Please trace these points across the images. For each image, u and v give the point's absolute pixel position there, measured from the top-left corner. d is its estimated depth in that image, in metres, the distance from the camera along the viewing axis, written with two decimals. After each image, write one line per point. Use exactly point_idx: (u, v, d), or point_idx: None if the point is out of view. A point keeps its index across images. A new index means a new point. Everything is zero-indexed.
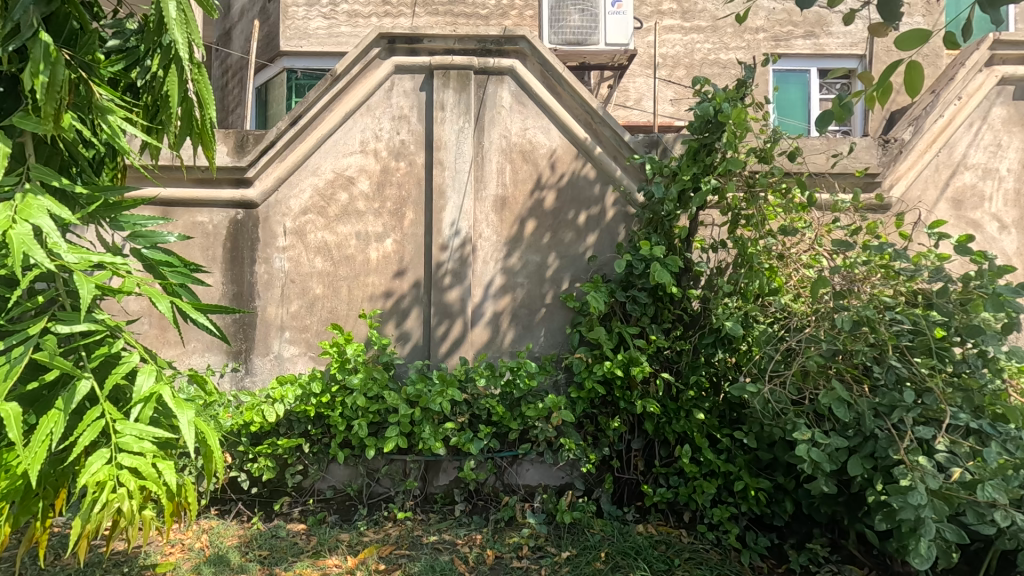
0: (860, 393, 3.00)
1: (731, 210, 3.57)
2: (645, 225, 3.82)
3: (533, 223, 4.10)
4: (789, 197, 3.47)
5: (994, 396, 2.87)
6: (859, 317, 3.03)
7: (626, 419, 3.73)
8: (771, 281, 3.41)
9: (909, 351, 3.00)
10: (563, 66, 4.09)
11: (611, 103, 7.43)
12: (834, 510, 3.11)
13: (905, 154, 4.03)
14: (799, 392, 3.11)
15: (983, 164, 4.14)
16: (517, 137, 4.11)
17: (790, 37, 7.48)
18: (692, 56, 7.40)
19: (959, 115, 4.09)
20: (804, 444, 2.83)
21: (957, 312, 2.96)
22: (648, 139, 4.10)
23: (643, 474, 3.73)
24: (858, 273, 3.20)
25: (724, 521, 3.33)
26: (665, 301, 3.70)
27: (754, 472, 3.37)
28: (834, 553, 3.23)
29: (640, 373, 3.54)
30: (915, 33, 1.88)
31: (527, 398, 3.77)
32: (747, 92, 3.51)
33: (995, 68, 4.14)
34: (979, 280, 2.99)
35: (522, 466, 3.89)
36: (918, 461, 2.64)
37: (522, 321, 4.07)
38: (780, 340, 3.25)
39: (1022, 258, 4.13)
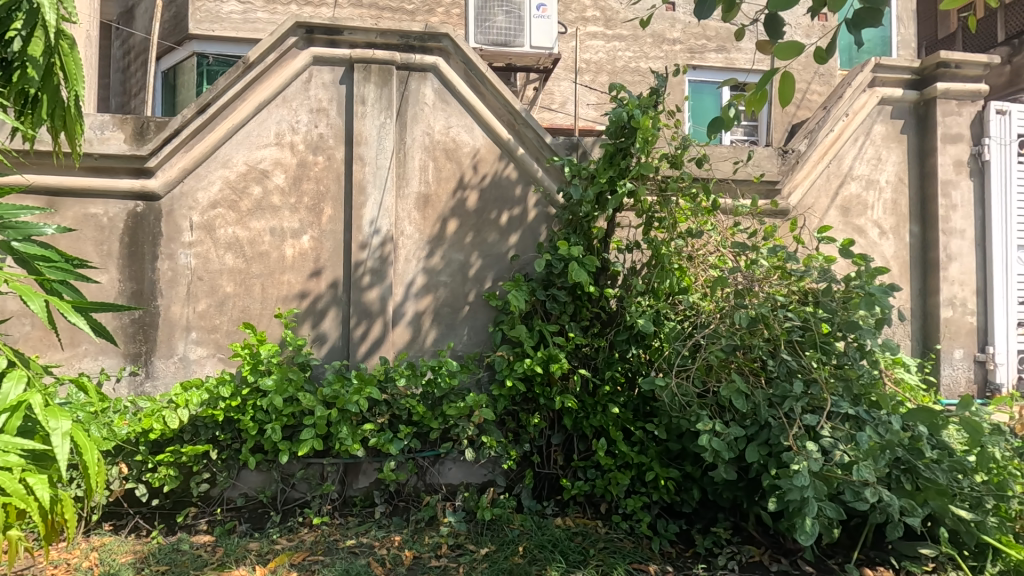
0: (757, 384, 3.23)
1: (645, 213, 3.74)
2: (565, 226, 3.92)
3: (456, 222, 4.10)
4: (696, 201, 3.67)
5: (870, 385, 3.17)
6: (755, 314, 3.26)
7: (546, 415, 3.81)
8: (681, 280, 3.62)
9: (799, 346, 3.26)
10: (486, 65, 4.11)
11: (537, 105, 7.54)
12: (736, 495, 3.32)
13: (800, 164, 4.39)
14: (703, 385, 3.31)
15: (867, 175, 4.57)
16: (440, 135, 4.10)
17: (703, 51, 7.89)
18: (614, 62, 7.66)
19: (847, 130, 4.49)
20: (706, 434, 3.03)
21: (839, 309, 3.22)
22: (569, 142, 4.22)
23: (562, 468, 3.83)
24: (758, 273, 3.43)
25: (636, 511, 3.47)
26: (583, 300, 3.81)
27: (664, 462, 3.52)
28: (736, 535, 3.45)
29: (558, 370, 3.63)
30: (791, 47, 2.20)
31: (449, 396, 3.76)
32: (660, 100, 3.68)
33: (877, 89, 4.58)
34: (858, 280, 3.27)
35: (445, 465, 3.89)
36: (804, 447, 2.87)
37: (444, 319, 4.07)
38: (688, 336, 3.45)
39: (899, 262, 4.59)
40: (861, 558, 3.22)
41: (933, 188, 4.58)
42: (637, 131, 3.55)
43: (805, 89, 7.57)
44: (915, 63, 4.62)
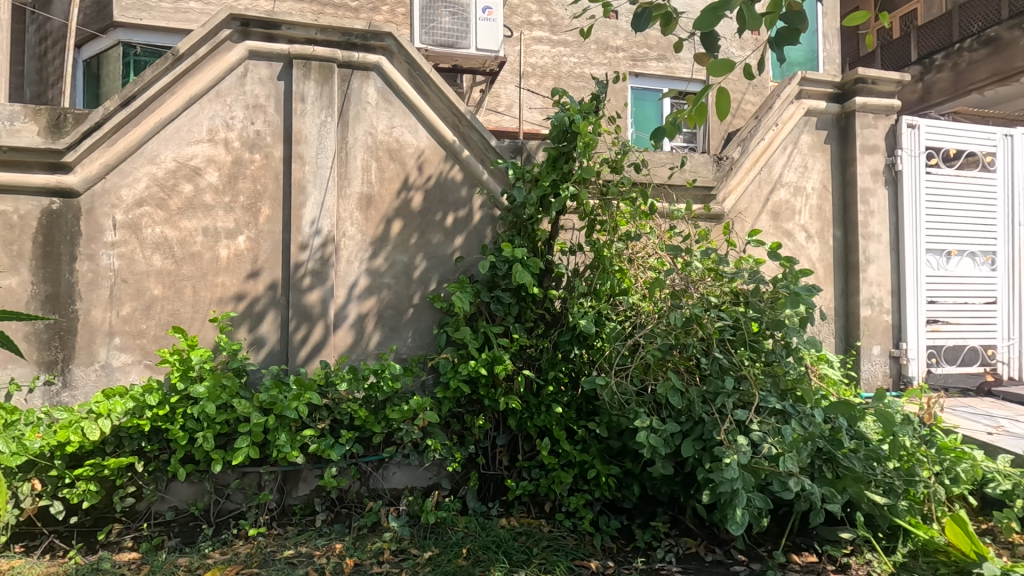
0: (691, 382, 3.36)
1: (588, 216, 3.82)
2: (509, 228, 3.96)
3: (400, 223, 4.05)
4: (635, 205, 3.80)
5: (795, 380, 3.36)
6: (690, 314, 3.39)
7: (491, 416, 3.83)
8: (621, 282, 3.75)
9: (731, 344, 3.40)
10: (430, 66, 4.09)
11: (483, 107, 7.57)
12: (673, 489, 3.43)
13: (734, 171, 4.62)
14: (642, 383, 3.41)
15: (794, 182, 4.84)
16: (384, 135, 4.04)
17: (645, 59, 8.09)
18: (559, 68, 7.79)
19: (776, 138, 4.74)
20: (643, 431, 3.11)
21: (767, 308, 3.38)
22: (513, 145, 4.25)
23: (507, 469, 3.86)
24: (693, 274, 3.56)
25: (579, 508, 3.53)
26: (527, 301, 3.84)
27: (605, 459, 3.60)
28: (674, 528, 3.57)
29: (503, 371, 3.64)
30: (722, 65, 2.29)
31: (393, 400, 3.70)
32: (601, 105, 3.77)
33: (804, 101, 4.87)
34: (784, 281, 3.38)
35: (389, 470, 3.86)
36: (734, 441, 2.99)
37: (388, 321, 4.01)
38: (628, 336, 3.54)
39: (823, 263, 4.88)
40: (788, 545, 3.41)
41: (854, 195, 4.90)
42: (578, 135, 3.63)
43: (740, 99, 7.92)
44: (836, 78, 4.94)
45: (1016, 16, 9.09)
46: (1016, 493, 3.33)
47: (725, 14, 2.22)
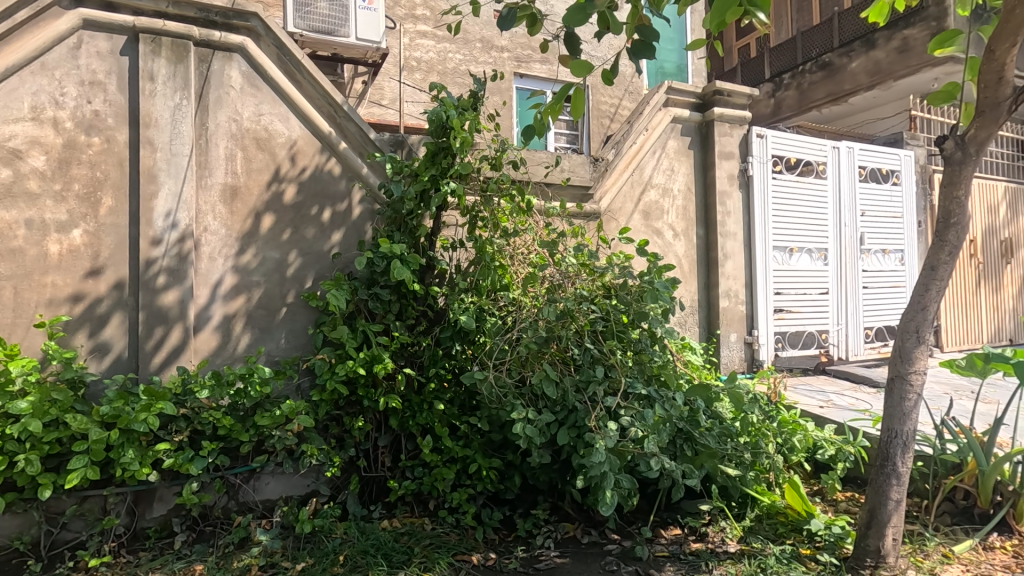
0: (566, 373, 3.48)
1: (469, 212, 3.85)
2: (389, 224, 3.86)
3: (271, 218, 3.80)
4: (514, 202, 3.86)
5: (660, 368, 3.60)
6: (563, 308, 3.52)
7: (372, 417, 3.72)
8: (502, 277, 3.80)
9: (602, 335, 3.57)
10: (302, 52, 3.88)
11: (366, 99, 7.47)
12: (551, 477, 3.55)
13: (609, 172, 4.87)
14: (519, 376, 3.48)
15: (663, 184, 5.22)
16: (250, 122, 3.77)
17: (529, 60, 8.25)
18: (444, 64, 7.76)
19: (646, 143, 5.10)
20: (519, 422, 3.19)
21: (633, 301, 3.60)
22: (393, 139, 4.16)
23: (390, 470, 3.78)
24: (568, 270, 3.72)
25: (462, 503, 3.53)
26: (408, 298, 3.78)
27: (487, 453, 3.64)
28: (554, 514, 3.71)
29: (382, 371, 3.53)
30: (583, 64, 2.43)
31: (263, 405, 3.47)
32: (479, 103, 3.80)
33: (670, 109, 5.28)
34: (648, 275, 3.64)
35: (261, 481, 3.63)
36: (603, 427, 3.14)
37: (258, 322, 3.75)
38: (507, 331, 3.60)
39: (688, 259, 5.31)
40: (656, 520, 3.66)
41: (713, 197, 5.38)
42: (455, 131, 3.58)
43: (616, 104, 8.43)
44: (698, 89, 5.41)
45: (845, 46, 10.51)
46: (839, 457, 3.84)
47: (590, 15, 2.32)
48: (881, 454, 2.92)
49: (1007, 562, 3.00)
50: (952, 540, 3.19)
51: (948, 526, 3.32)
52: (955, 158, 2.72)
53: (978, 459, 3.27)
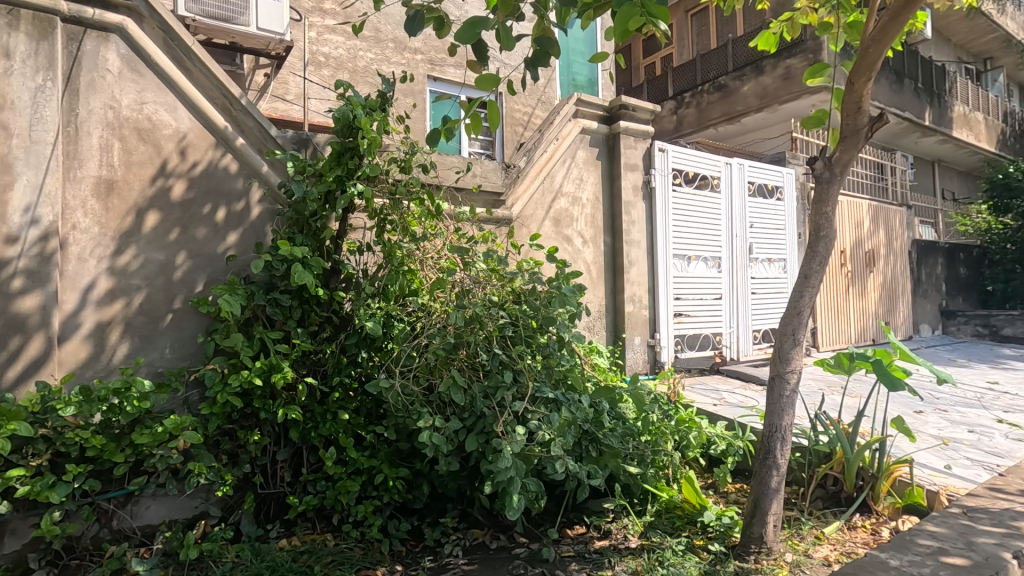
0: (475, 379, 3.46)
1: (377, 215, 3.74)
2: (291, 225, 3.66)
3: (156, 216, 3.48)
4: (424, 206, 3.81)
5: (567, 372, 3.66)
6: (472, 313, 3.50)
7: (270, 430, 3.49)
8: (411, 282, 3.73)
9: (511, 340, 3.59)
10: (192, 38, 3.61)
11: (268, 93, 7.09)
12: (460, 484, 3.52)
13: (520, 178, 4.94)
14: (427, 383, 3.41)
15: (572, 193, 5.39)
16: (130, 111, 3.43)
17: (443, 64, 8.15)
18: (354, 61, 7.54)
19: (556, 152, 5.25)
20: (426, 431, 3.12)
21: (541, 306, 3.66)
22: (296, 137, 3.97)
23: (290, 485, 3.57)
24: (478, 275, 3.72)
25: (367, 516, 3.39)
26: (311, 303, 3.59)
27: (394, 463, 3.53)
28: (463, 521, 3.69)
29: (280, 380, 3.31)
30: (490, 78, 2.45)
31: (144, 421, 3.15)
32: (388, 104, 3.70)
33: (578, 120, 5.47)
34: (556, 281, 3.72)
35: (141, 505, 3.31)
36: (510, 432, 3.15)
37: (139, 330, 3.41)
38: (415, 337, 3.53)
39: (595, 265, 5.51)
40: (563, 521, 3.74)
41: (619, 206, 5.63)
42: (362, 131, 3.46)
43: (529, 113, 8.62)
44: (605, 102, 5.65)
45: (737, 70, 11.39)
46: (729, 451, 4.12)
47: (482, 32, 2.34)
48: (763, 448, 3.16)
49: (867, 539, 3.34)
50: (823, 523, 3.52)
51: (820, 510, 3.67)
52: (824, 177, 3.02)
53: (843, 448, 3.65)
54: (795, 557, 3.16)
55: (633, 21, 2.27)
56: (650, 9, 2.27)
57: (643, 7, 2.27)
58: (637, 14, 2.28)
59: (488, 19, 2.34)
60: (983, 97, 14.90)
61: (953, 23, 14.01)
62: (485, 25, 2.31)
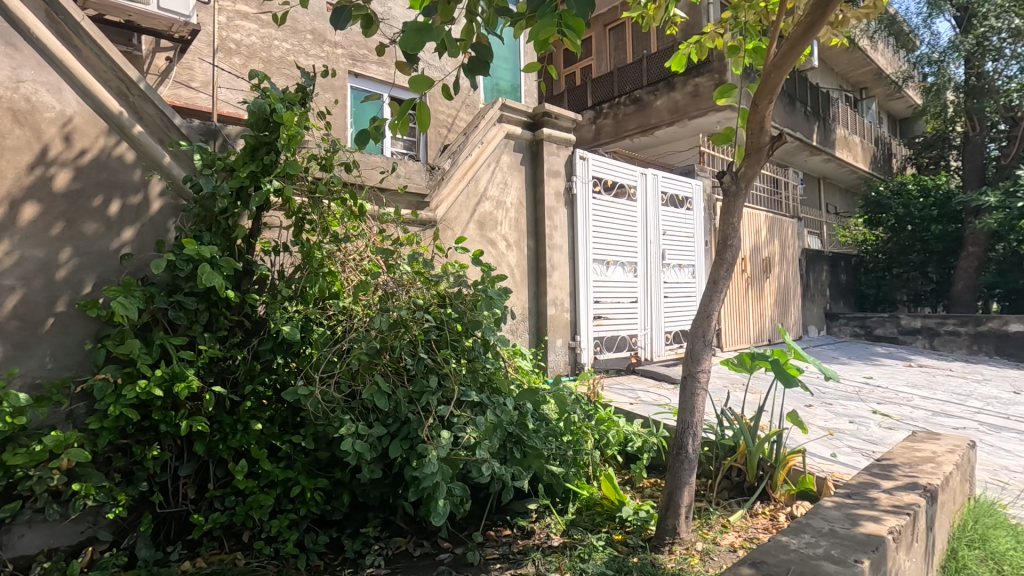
0: (399, 383, 3.38)
1: (295, 214, 3.57)
2: (198, 222, 3.40)
3: (34, 208, 3.10)
4: (346, 206, 3.69)
5: (492, 374, 3.66)
6: (396, 317, 3.42)
7: (171, 444, 3.22)
8: (331, 285, 3.60)
9: (437, 344, 3.55)
10: (82, 13, 3.27)
11: (170, 78, 6.55)
12: (382, 491, 3.43)
13: (445, 181, 4.91)
14: (349, 389, 3.29)
15: (496, 197, 5.43)
16: (3, 89, 3.04)
17: (365, 60, 7.92)
18: (269, 51, 7.14)
19: (481, 156, 5.26)
20: (348, 438, 3.00)
21: (467, 310, 3.64)
22: (204, 128, 3.71)
23: (194, 503, 3.32)
24: (402, 277, 3.66)
25: (282, 531, 3.21)
26: (220, 306, 3.34)
27: (312, 473, 3.37)
28: (385, 530, 3.60)
29: (184, 391, 3.03)
30: (423, 82, 2.41)
31: (18, 439, 2.80)
32: (307, 98, 3.55)
33: (503, 125, 5.53)
34: (482, 284, 3.73)
35: (13, 533, 2.93)
36: (436, 437, 3.11)
37: (13, 337, 3.02)
38: (336, 342, 3.40)
39: (519, 269, 5.58)
40: (487, 523, 3.76)
41: (542, 211, 5.75)
42: (281, 126, 3.29)
43: (453, 115, 8.57)
44: (529, 109, 5.75)
45: (652, 85, 11.99)
46: (644, 447, 4.32)
47: (428, 38, 2.29)
48: (677, 444, 3.35)
49: (767, 525, 3.63)
50: (728, 512, 3.79)
51: (726, 500, 3.94)
52: (731, 190, 3.26)
53: (746, 441, 3.94)
54: (705, 544, 3.37)
55: (548, 31, 2.32)
56: (567, 22, 2.33)
57: (560, 20, 2.32)
58: (553, 27, 2.34)
59: (432, 24, 2.28)
60: (860, 122, 16.70)
61: (836, 54, 15.60)
62: (432, 34, 2.27)
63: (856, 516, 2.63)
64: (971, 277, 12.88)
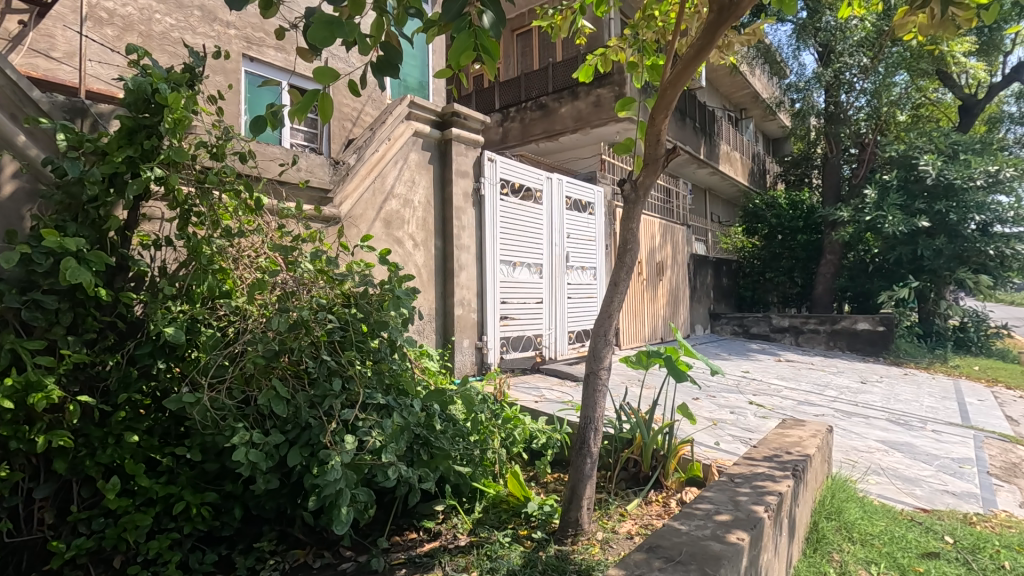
0: (298, 388, 3.21)
1: (180, 205, 3.27)
2: (60, 211, 3.00)
3: None
4: (241, 199, 3.45)
5: (399, 376, 3.58)
6: (296, 317, 3.24)
7: (25, 463, 2.81)
8: (223, 283, 3.34)
9: (340, 345, 3.40)
10: None
11: (24, 45, 5.71)
12: (279, 503, 3.24)
13: (350, 177, 4.75)
14: (242, 396, 3.07)
15: (403, 195, 5.33)
16: None
17: (261, 44, 7.39)
18: (148, 25, 6.46)
19: (388, 152, 5.15)
20: (241, 448, 2.79)
21: (373, 310, 3.51)
22: (69, 104, 3.30)
23: (54, 528, 2.92)
24: (303, 276, 3.48)
25: (162, 553, 2.92)
26: (89, 306, 2.98)
27: (198, 487, 3.10)
28: (282, 543, 3.41)
29: (41, 402, 2.66)
30: (329, 74, 2.34)
31: None
32: (196, 80, 3.28)
33: (412, 122, 5.44)
34: (389, 284, 3.63)
35: None
36: (339, 443, 2.98)
37: None
38: (228, 345, 3.16)
39: (426, 269, 5.52)
40: (392, 529, 3.68)
41: (450, 211, 5.73)
42: (165, 108, 2.99)
43: (358, 110, 8.20)
44: (437, 107, 5.71)
45: (557, 92, 12.36)
46: (548, 444, 4.45)
47: (340, 33, 2.19)
48: (579, 439, 3.48)
49: (660, 511, 3.88)
50: (625, 501, 4.00)
51: (623, 490, 4.16)
52: (631, 197, 3.45)
53: (641, 434, 4.19)
54: (605, 534, 3.54)
55: (466, 50, 2.36)
56: (483, 43, 2.38)
57: (477, 40, 2.37)
58: (470, 47, 2.38)
59: (345, 20, 2.19)
60: (739, 140, 18.37)
61: (721, 76, 17.03)
62: (342, 29, 2.18)
63: (739, 499, 2.88)
64: (828, 282, 14.64)
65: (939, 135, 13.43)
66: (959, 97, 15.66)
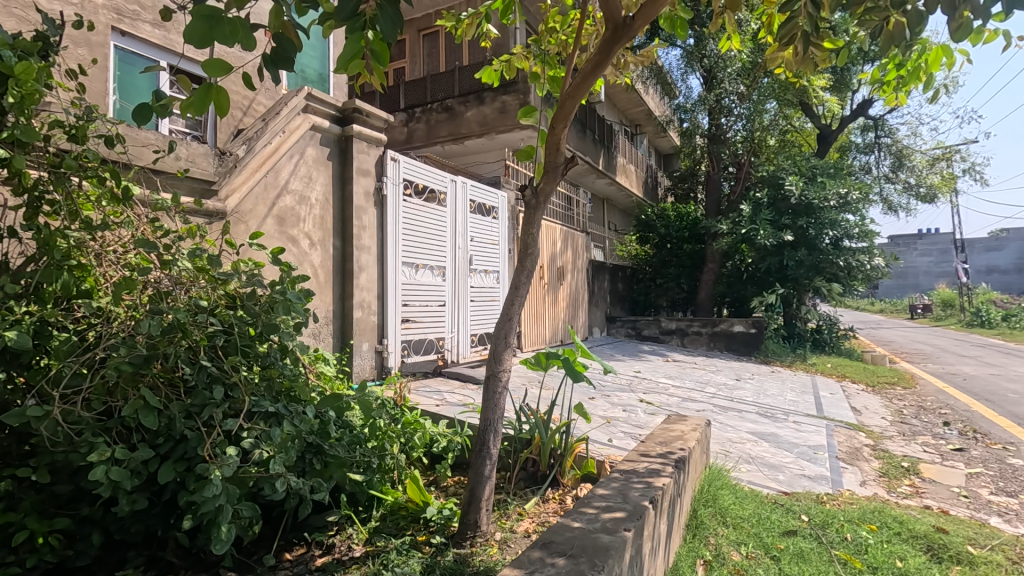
0: (172, 397, 2.93)
1: (28, 192, 2.88)
2: None
3: None
4: (106, 187, 3.10)
5: (290, 382, 3.37)
6: (171, 320, 2.95)
7: None
8: (82, 281, 2.98)
9: (223, 350, 3.14)
10: None
11: None
12: (148, 524, 2.93)
13: (238, 169, 4.53)
14: (103, 407, 2.74)
15: (299, 191, 5.06)
16: None
17: (136, 18, 6.56)
18: None
19: (281, 146, 4.89)
20: (100, 466, 2.48)
21: (261, 312, 3.28)
22: None
23: None
24: (181, 275, 3.19)
25: None
26: None
27: (47, 513, 2.72)
28: (151, 569, 3.09)
29: None
30: (219, 69, 2.17)
31: None
32: (50, 51, 2.90)
33: (308, 116, 5.21)
34: (280, 285, 3.41)
35: None
36: (219, 455, 2.75)
37: None
38: (87, 351, 2.81)
39: (322, 270, 5.28)
40: (280, 545, 3.49)
41: (349, 210, 5.54)
42: (10, 79, 2.59)
43: (249, 99, 7.55)
44: (337, 102, 5.50)
45: (463, 95, 12.36)
46: (449, 447, 4.42)
47: (220, 27, 2.04)
48: (479, 440, 3.50)
49: (557, 508, 4.00)
50: (524, 500, 4.08)
51: (522, 490, 4.24)
52: (532, 202, 3.53)
53: (540, 434, 4.31)
54: (503, 534, 3.59)
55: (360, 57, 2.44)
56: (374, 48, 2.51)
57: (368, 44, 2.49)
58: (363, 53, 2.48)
59: (224, 10, 2.03)
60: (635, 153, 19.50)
61: (619, 92, 17.98)
62: (222, 25, 2.02)
63: (628, 493, 3.04)
64: (710, 288, 15.94)
65: (802, 159, 15.11)
66: (818, 126, 17.76)
